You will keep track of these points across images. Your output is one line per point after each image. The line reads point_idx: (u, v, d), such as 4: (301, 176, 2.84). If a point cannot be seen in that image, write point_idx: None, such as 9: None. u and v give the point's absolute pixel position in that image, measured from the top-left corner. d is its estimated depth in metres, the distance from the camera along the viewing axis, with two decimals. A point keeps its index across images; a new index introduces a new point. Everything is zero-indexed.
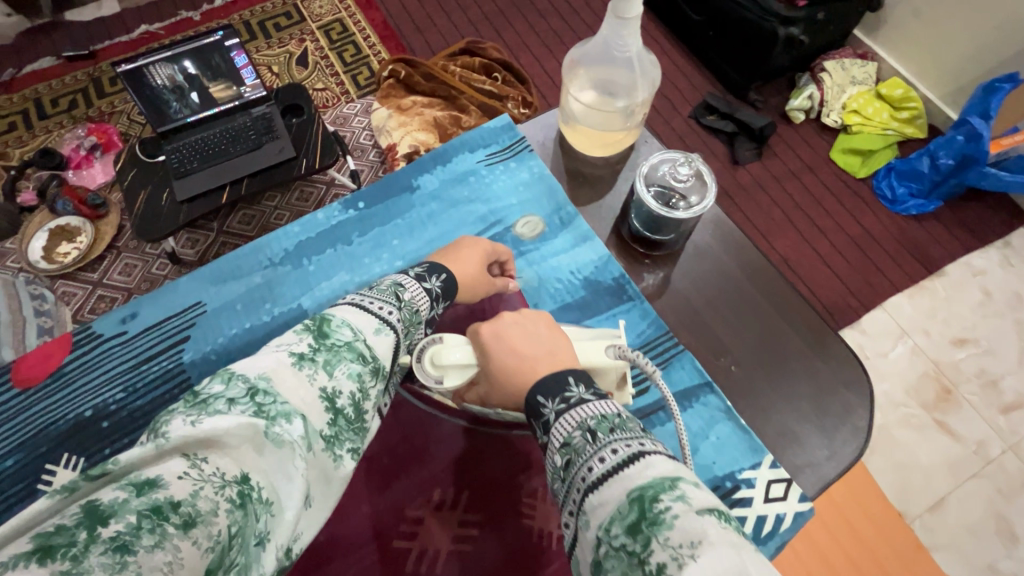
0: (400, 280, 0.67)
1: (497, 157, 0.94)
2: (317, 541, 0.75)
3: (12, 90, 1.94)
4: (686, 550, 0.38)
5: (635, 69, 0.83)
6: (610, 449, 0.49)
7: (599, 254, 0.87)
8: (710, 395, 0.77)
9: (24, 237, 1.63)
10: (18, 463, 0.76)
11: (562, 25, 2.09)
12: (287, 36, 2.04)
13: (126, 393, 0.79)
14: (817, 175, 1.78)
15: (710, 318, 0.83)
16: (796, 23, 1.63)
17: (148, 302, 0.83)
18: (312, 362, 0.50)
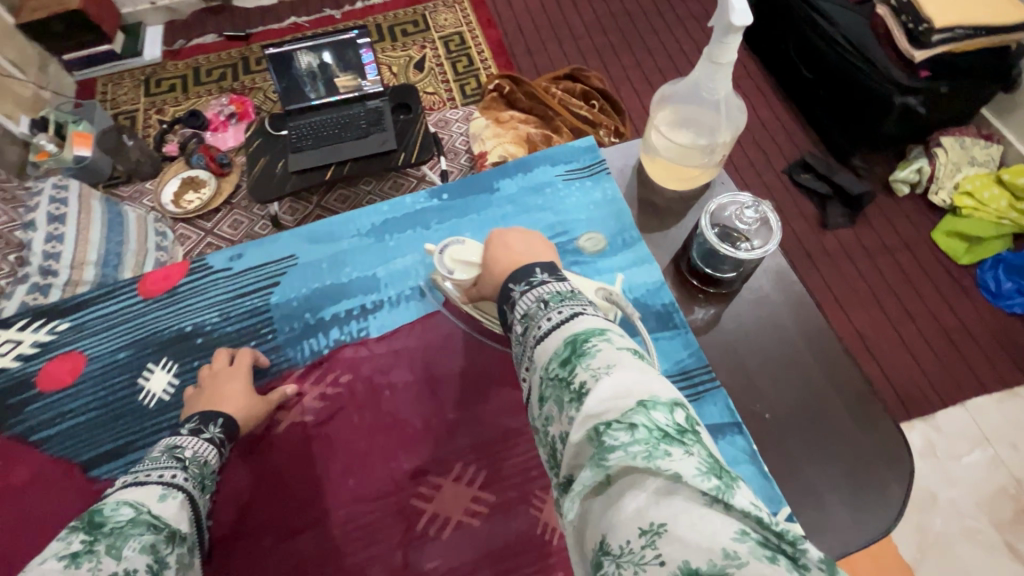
0: (175, 442, 0.70)
1: (575, 174, 0.98)
2: (341, 489, 0.79)
3: (179, 58, 2.27)
4: (602, 369, 0.46)
5: (721, 111, 0.83)
6: (556, 312, 0.56)
7: (653, 278, 0.87)
8: (737, 435, 0.75)
9: (161, 182, 1.89)
10: (129, 356, 0.87)
11: (668, 64, 2.12)
12: (411, 42, 2.23)
13: (220, 319, 0.90)
14: (912, 254, 1.67)
15: (753, 365, 0.82)
16: (914, 93, 1.56)
17: (253, 248, 0.94)
18: (90, 553, 0.51)
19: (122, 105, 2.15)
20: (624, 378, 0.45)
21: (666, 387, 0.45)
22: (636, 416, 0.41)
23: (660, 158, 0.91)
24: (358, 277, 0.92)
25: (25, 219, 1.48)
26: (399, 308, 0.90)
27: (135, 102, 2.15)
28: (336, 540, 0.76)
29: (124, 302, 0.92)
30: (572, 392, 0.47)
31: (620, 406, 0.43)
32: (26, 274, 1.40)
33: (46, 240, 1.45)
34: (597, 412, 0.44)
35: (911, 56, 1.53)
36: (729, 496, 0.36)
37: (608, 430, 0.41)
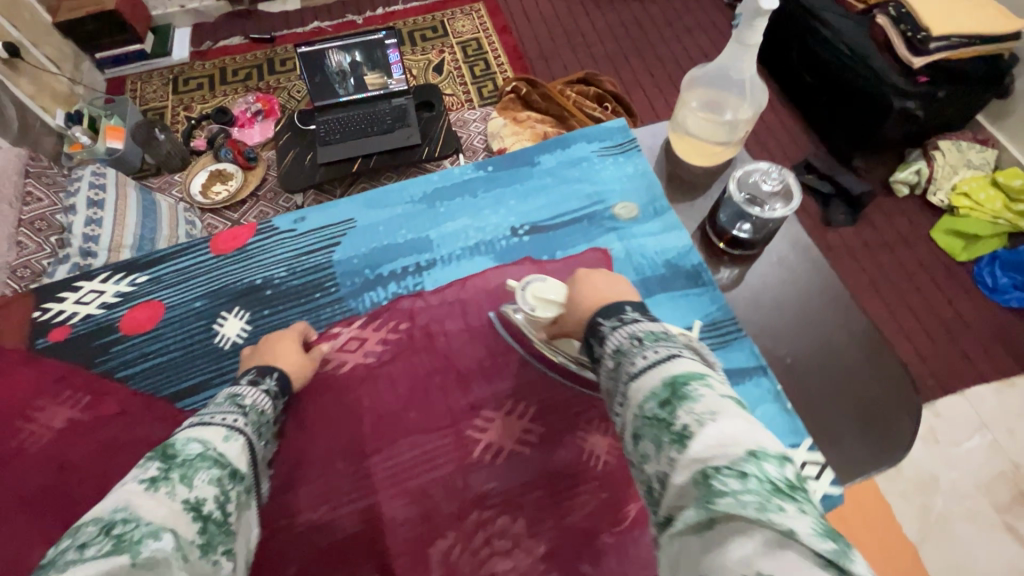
0: (237, 389, 0.70)
1: (609, 151, 1.04)
2: (384, 427, 0.81)
3: (206, 58, 2.36)
4: (707, 415, 0.47)
5: (745, 92, 0.90)
6: (652, 351, 0.56)
7: (683, 242, 0.92)
8: (763, 377, 0.80)
9: (189, 174, 1.95)
10: (205, 305, 0.92)
11: (676, 71, 2.22)
12: (430, 46, 2.32)
13: (287, 273, 0.94)
14: (911, 251, 1.75)
15: (776, 320, 0.88)
16: (913, 97, 1.65)
17: (315, 212, 1.00)
18: (167, 480, 0.53)
19: (151, 102, 2.22)
20: (730, 428, 0.45)
21: (774, 443, 0.45)
22: (746, 465, 0.42)
23: (686, 136, 0.99)
24: (412, 238, 0.97)
25: (66, 203, 1.54)
26: (452, 265, 0.94)
27: (163, 99, 2.23)
28: (395, 467, 0.79)
29: (198, 257, 0.96)
30: (672, 433, 0.48)
31: (729, 453, 0.44)
32: (67, 255, 1.47)
33: (86, 223, 1.52)
34: (702, 456, 0.45)
35: (910, 62, 1.63)
36: (848, 562, 0.36)
37: (718, 475, 0.42)
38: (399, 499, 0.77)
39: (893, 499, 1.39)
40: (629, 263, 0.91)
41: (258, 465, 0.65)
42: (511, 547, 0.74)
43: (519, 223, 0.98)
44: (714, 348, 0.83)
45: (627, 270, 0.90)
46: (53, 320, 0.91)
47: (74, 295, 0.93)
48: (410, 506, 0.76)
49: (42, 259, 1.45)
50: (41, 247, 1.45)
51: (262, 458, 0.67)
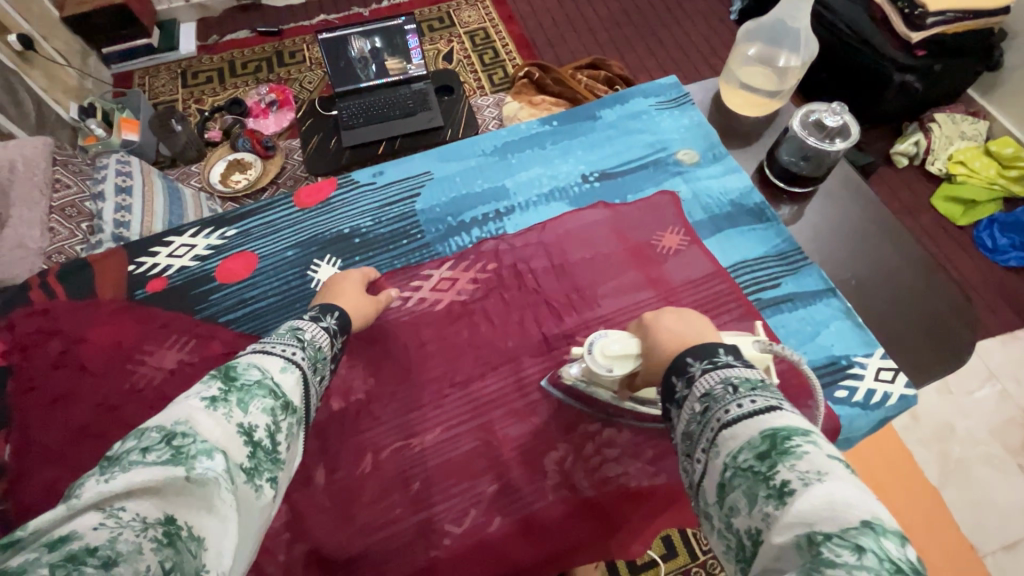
0: (298, 322, 0.64)
1: (665, 105, 1.09)
2: (476, 358, 0.83)
3: (214, 52, 2.36)
4: (814, 475, 0.44)
5: (799, 42, 1.02)
6: (748, 399, 0.52)
7: (745, 184, 0.98)
8: (833, 297, 0.85)
9: (207, 164, 1.95)
10: (296, 254, 0.93)
11: (680, 54, 2.29)
12: (438, 36, 2.36)
13: (372, 223, 0.97)
14: (915, 216, 1.84)
15: (837, 248, 0.95)
16: (912, 71, 1.74)
17: (391, 166, 1.03)
18: (225, 402, 0.49)
19: (161, 96, 2.22)
20: (843, 494, 0.42)
21: (889, 516, 0.42)
22: (862, 537, 0.40)
23: (738, 88, 1.09)
24: (489, 187, 1.01)
25: (95, 190, 1.53)
26: (531, 210, 0.98)
27: (173, 93, 2.22)
28: (500, 389, 0.80)
29: (283, 211, 0.98)
30: (771, 490, 0.45)
31: (840, 520, 0.41)
32: (100, 240, 1.44)
33: (115, 210, 1.50)
34: (809, 519, 0.42)
35: (908, 37, 1.71)
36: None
37: (827, 543, 0.40)
38: (508, 418, 0.78)
39: (914, 447, 1.46)
40: (698, 203, 0.96)
41: (314, 401, 0.59)
42: (621, 455, 0.76)
43: (589, 171, 1.02)
44: (785, 276, 0.88)
45: (697, 209, 0.95)
46: (148, 273, 0.90)
47: (165, 250, 0.93)
48: (521, 422, 0.78)
49: (75, 245, 1.44)
50: (73, 233, 1.45)
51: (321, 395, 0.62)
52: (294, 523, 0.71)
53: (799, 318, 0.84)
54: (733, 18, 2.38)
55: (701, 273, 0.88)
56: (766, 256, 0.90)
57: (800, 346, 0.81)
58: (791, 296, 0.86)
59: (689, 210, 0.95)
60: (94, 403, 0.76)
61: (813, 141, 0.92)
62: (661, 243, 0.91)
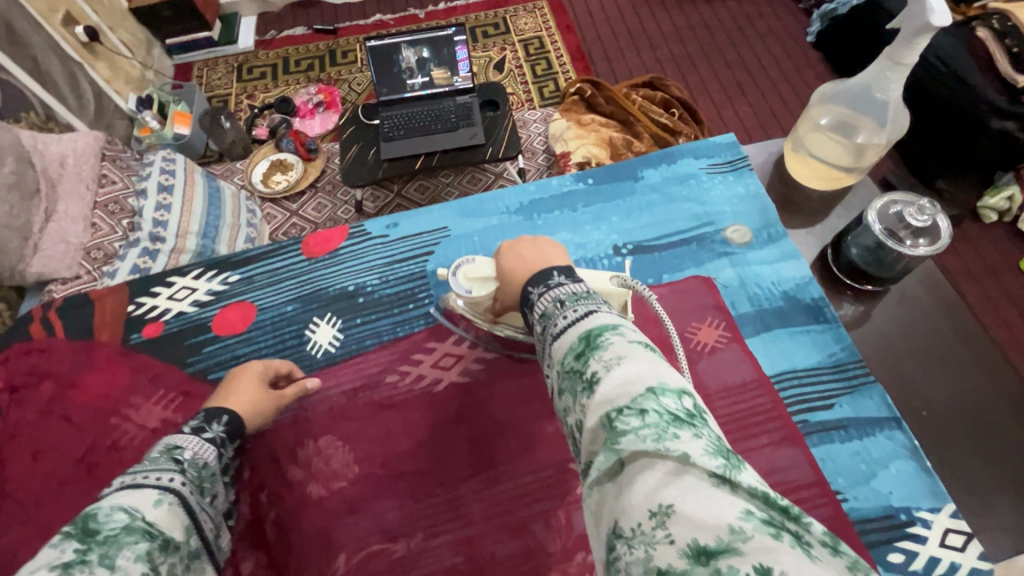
0: (171, 442, 0.62)
1: (717, 169, 0.98)
2: (472, 450, 0.75)
3: (270, 47, 2.38)
4: (613, 359, 0.45)
5: (886, 117, 0.91)
6: (572, 310, 0.53)
7: (802, 273, 0.86)
8: (897, 430, 0.73)
9: (251, 163, 1.96)
10: (297, 309, 0.88)
11: (747, 78, 2.12)
12: (491, 43, 2.28)
13: (380, 281, 0.91)
14: (1000, 282, 1.63)
15: (912, 367, 0.83)
16: (1014, 117, 1.51)
17: (408, 218, 0.97)
18: (85, 562, 0.45)
19: (216, 90, 2.25)
20: (637, 366, 0.43)
21: (676, 376, 0.44)
22: (645, 402, 0.40)
23: (805, 156, 0.99)
24: None
25: (138, 187, 1.56)
26: None
27: (227, 87, 2.26)
28: (495, 497, 0.72)
29: (290, 259, 0.93)
30: (584, 381, 0.45)
31: (631, 392, 0.42)
32: (137, 238, 1.47)
33: (155, 208, 1.52)
34: (609, 398, 0.42)
35: (1014, 80, 1.49)
36: (737, 475, 0.36)
37: (619, 415, 0.40)
38: (498, 534, 0.70)
39: None
40: (744, 292, 0.85)
41: (202, 525, 0.59)
42: None
43: (621, 241, 0.92)
44: (840, 395, 0.76)
45: (741, 301, 0.84)
46: (146, 315, 0.88)
47: (166, 291, 0.90)
48: (514, 540, 0.70)
49: (114, 242, 1.46)
50: (114, 229, 1.47)
51: (209, 517, 0.61)
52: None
53: (852, 455, 0.72)
54: (811, 40, 2.18)
55: (741, 380, 0.77)
56: (819, 367, 0.79)
57: (850, 489, 0.70)
58: (845, 423, 0.74)
59: (732, 300, 0.84)
60: (73, 459, 0.75)
61: (881, 232, 0.82)
62: (696, 337, 0.81)
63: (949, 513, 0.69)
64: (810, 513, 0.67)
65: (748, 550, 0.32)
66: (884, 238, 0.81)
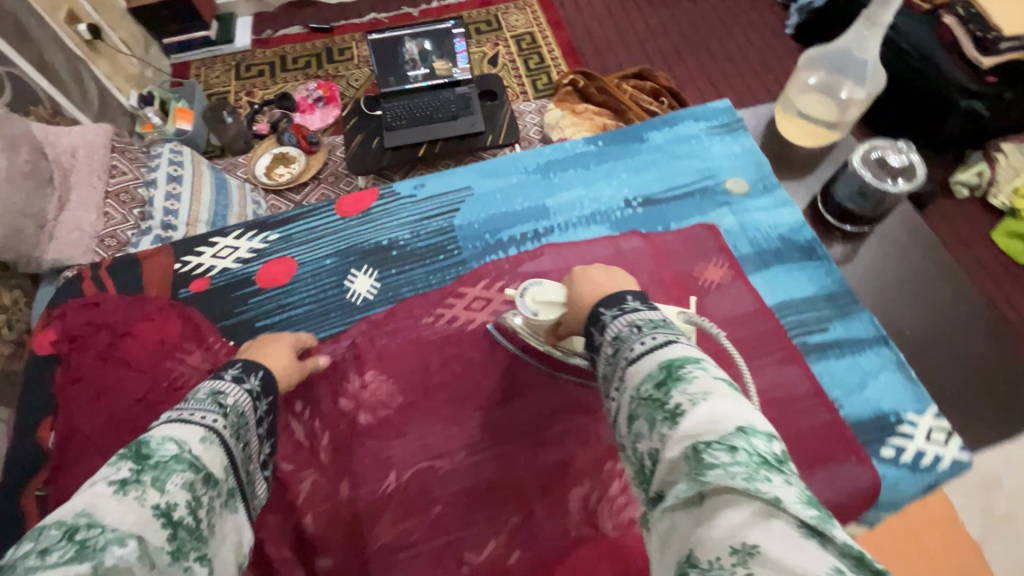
0: (218, 386, 0.64)
1: (716, 130, 1.06)
2: (501, 382, 0.81)
3: (267, 45, 2.42)
4: (699, 394, 0.47)
5: (866, 74, 1.00)
6: (650, 336, 0.55)
7: (795, 218, 0.94)
8: (884, 347, 0.81)
9: (254, 156, 2.00)
10: (335, 263, 0.93)
11: (730, 68, 2.22)
12: (485, 39, 2.36)
13: (411, 236, 0.96)
14: (971, 252, 1.73)
15: (893, 295, 0.93)
16: (980, 98, 1.63)
17: (434, 179, 1.02)
18: (137, 484, 0.49)
19: (214, 87, 2.29)
20: (722, 407, 0.46)
21: (761, 420, 0.46)
22: (736, 440, 0.43)
23: (794, 116, 1.07)
24: (529, 206, 0.99)
25: (148, 177, 1.59)
26: (570, 231, 0.95)
27: (226, 85, 2.29)
28: (525, 421, 0.78)
29: (326, 218, 0.98)
30: (664, 412, 0.48)
31: (719, 430, 0.44)
32: (149, 227, 1.51)
33: (166, 197, 1.56)
34: (694, 432, 0.45)
35: (977, 62, 1.59)
36: (829, 531, 0.38)
37: (707, 450, 0.43)
38: (531, 451, 0.76)
39: (955, 498, 1.35)
40: (744, 236, 0.93)
41: (241, 466, 0.61)
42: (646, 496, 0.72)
43: (632, 195, 0.98)
44: (833, 319, 0.84)
45: (742, 243, 0.92)
46: (192, 272, 0.92)
47: (209, 250, 0.94)
48: (546, 455, 0.75)
49: (127, 231, 1.50)
50: (126, 218, 1.51)
51: (247, 461, 0.62)
52: (320, 537, 0.71)
53: (845, 368, 0.80)
54: (790, 32, 2.30)
55: (745, 310, 0.84)
56: (813, 297, 0.86)
57: (846, 398, 0.77)
58: (838, 342, 0.82)
59: (733, 242, 0.92)
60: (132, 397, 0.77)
61: (872, 177, 0.90)
62: (702, 276, 0.87)
63: (932, 414, 0.77)
64: (814, 418, 0.74)
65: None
66: (874, 183, 0.90)
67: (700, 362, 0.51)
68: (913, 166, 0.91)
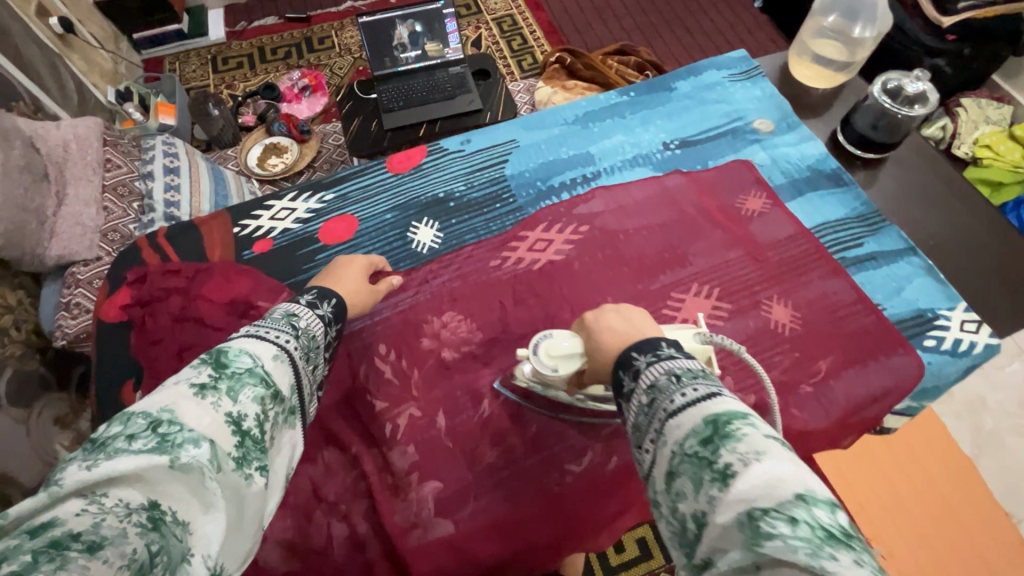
0: (292, 307, 0.59)
1: (738, 77, 1.12)
2: (568, 317, 0.83)
3: (243, 37, 2.37)
4: (753, 455, 0.42)
5: (876, 14, 1.13)
6: (691, 387, 0.49)
7: (820, 151, 1.02)
8: (913, 256, 0.90)
9: (245, 148, 1.97)
10: (393, 217, 0.95)
11: (706, 41, 2.31)
12: (466, 23, 2.37)
13: (465, 187, 0.99)
14: None
15: (913, 211, 1.02)
16: (942, 56, 1.76)
17: (479, 134, 1.05)
18: (214, 390, 0.45)
19: (192, 82, 2.23)
20: (780, 471, 0.41)
21: (822, 488, 0.41)
22: (798, 511, 0.38)
23: (810, 61, 1.18)
24: (574, 153, 1.03)
25: (144, 169, 1.54)
26: (616, 174, 1.00)
27: (204, 79, 2.23)
28: None
29: (377, 176, 1.00)
30: (713, 472, 0.43)
31: (778, 498, 0.39)
32: (152, 219, 1.46)
33: (165, 189, 1.52)
34: (749, 497, 0.40)
35: (939, 22, 1.71)
36: None
37: (766, 518, 0.38)
38: None
39: (947, 419, 1.47)
40: (778, 168, 1.00)
41: (307, 390, 0.56)
42: None
43: (669, 138, 1.04)
44: (866, 236, 0.92)
45: (777, 174, 0.99)
46: (253, 234, 0.91)
47: (267, 213, 0.94)
48: None
49: (128, 224, 1.45)
50: (126, 212, 1.46)
51: (312, 385, 0.57)
52: (422, 466, 0.72)
53: (883, 276, 0.88)
54: (758, 6, 2.41)
55: (787, 233, 0.91)
56: (844, 219, 0.94)
57: (887, 301, 0.85)
58: (874, 255, 0.90)
59: (770, 174, 0.99)
60: None
61: (890, 105, 1.02)
62: (745, 206, 0.94)
63: (961, 310, 0.86)
64: (862, 320, 0.82)
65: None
66: (893, 110, 1.02)
67: (747, 419, 0.46)
68: (928, 92, 1.02)
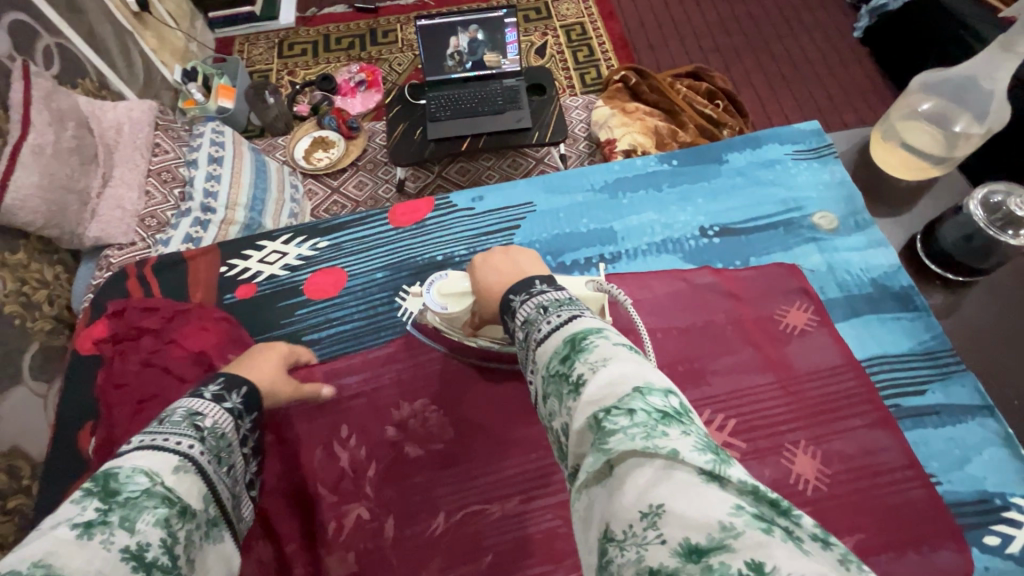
0: (194, 406, 0.54)
1: (803, 155, 1.04)
2: None
3: (312, 24, 2.38)
4: (599, 360, 0.42)
5: (984, 111, 0.96)
6: (556, 314, 0.50)
7: (891, 262, 0.92)
8: (990, 418, 0.79)
9: (294, 138, 1.96)
10: (385, 277, 0.96)
11: (792, 72, 2.10)
12: (534, 27, 2.26)
13: (467, 253, 0.97)
14: None
15: (1002, 357, 0.88)
16: None
17: (493, 193, 1.04)
18: (103, 525, 0.40)
19: (257, 65, 2.26)
20: (623, 367, 0.41)
21: (660, 375, 0.42)
22: (633, 401, 0.38)
23: (895, 147, 1.05)
24: (596, 227, 0.99)
25: (189, 156, 1.56)
26: (639, 259, 0.95)
27: (269, 63, 2.26)
28: None
29: (376, 227, 1.01)
30: (569, 385, 0.43)
31: (619, 392, 0.39)
32: (189, 209, 1.47)
33: (206, 178, 1.52)
34: (596, 398, 0.40)
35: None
36: (726, 472, 0.34)
37: (607, 415, 0.38)
38: None
39: None
40: (833, 278, 0.91)
41: (225, 496, 0.51)
42: None
43: (708, 223, 0.98)
44: (932, 381, 0.82)
45: (831, 286, 0.91)
46: (239, 277, 0.95)
47: (257, 253, 0.97)
48: None
49: (167, 211, 1.47)
50: (166, 198, 1.48)
51: (231, 487, 0.53)
52: None
53: (945, 438, 0.78)
54: (857, 36, 2.15)
55: (830, 363, 0.82)
56: (896, 354, 0.85)
57: (944, 472, 0.76)
58: (936, 409, 0.80)
59: (823, 285, 0.91)
60: None
61: (981, 218, 0.89)
62: (786, 320, 0.87)
63: None
64: (908, 493, 0.73)
65: (741, 547, 0.30)
66: (983, 226, 0.88)
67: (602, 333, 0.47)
68: None
